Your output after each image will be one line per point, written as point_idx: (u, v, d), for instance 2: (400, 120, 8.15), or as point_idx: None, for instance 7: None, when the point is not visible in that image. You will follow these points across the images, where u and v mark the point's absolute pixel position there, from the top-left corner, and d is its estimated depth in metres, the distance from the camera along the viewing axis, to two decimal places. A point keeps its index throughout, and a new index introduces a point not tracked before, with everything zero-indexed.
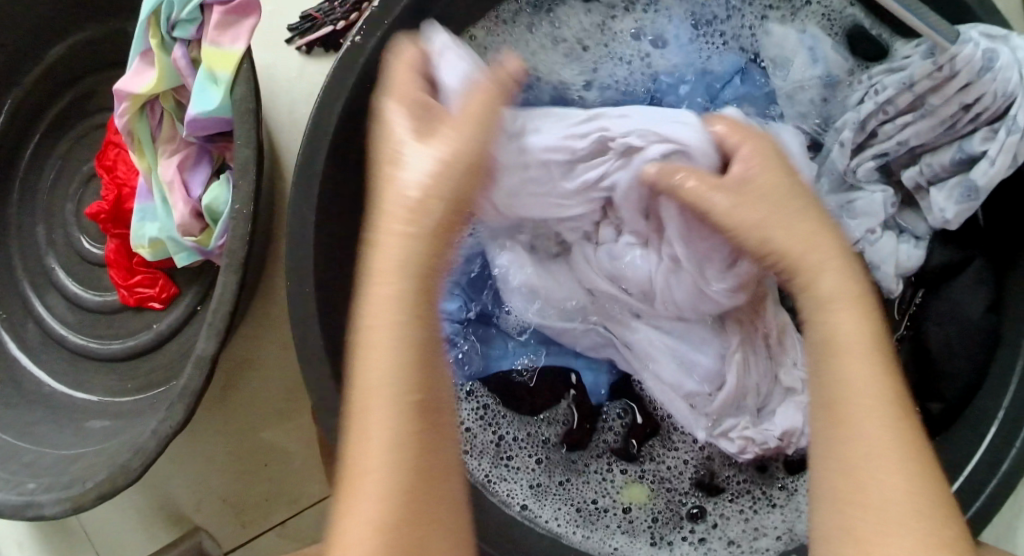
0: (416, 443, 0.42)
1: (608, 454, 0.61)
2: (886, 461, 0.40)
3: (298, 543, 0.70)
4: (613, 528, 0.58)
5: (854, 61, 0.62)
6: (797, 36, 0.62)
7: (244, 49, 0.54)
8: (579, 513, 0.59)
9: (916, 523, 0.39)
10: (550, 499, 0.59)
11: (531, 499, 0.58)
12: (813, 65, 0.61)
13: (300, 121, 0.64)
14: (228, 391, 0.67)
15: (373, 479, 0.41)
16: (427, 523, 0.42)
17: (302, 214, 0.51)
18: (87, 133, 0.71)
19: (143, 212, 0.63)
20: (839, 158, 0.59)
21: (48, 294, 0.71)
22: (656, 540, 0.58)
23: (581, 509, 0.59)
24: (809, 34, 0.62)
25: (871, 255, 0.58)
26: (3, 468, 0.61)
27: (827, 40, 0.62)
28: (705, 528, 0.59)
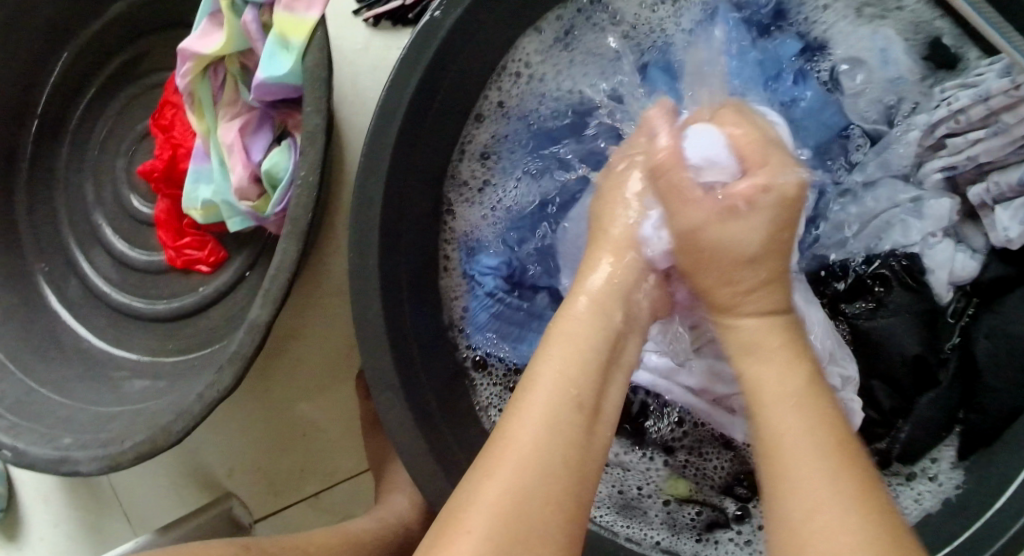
0: (568, 446, 0.44)
1: (668, 448, 0.61)
2: (789, 422, 0.43)
3: (330, 516, 0.69)
4: (659, 520, 0.59)
5: (926, 69, 0.59)
6: (868, 38, 0.60)
7: (318, 17, 0.53)
8: (626, 501, 0.59)
9: (825, 486, 0.40)
10: (602, 484, 0.60)
11: None
12: (882, 67, 0.60)
13: (364, 95, 0.63)
14: (270, 360, 0.66)
15: (518, 454, 0.43)
16: (540, 510, 0.41)
17: (369, 188, 0.50)
18: (142, 91, 0.70)
19: (198, 174, 0.62)
20: (901, 156, 0.60)
21: (92, 250, 0.71)
22: (701, 539, 0.58)
23: (628, 494, 0.60)
24: (881, 36, 0.59)
25: (927, 260, 0.59)
26: (39, 421, 0.60)
27: (898, 43, 0.59)
28: (752, 528, 0.59)
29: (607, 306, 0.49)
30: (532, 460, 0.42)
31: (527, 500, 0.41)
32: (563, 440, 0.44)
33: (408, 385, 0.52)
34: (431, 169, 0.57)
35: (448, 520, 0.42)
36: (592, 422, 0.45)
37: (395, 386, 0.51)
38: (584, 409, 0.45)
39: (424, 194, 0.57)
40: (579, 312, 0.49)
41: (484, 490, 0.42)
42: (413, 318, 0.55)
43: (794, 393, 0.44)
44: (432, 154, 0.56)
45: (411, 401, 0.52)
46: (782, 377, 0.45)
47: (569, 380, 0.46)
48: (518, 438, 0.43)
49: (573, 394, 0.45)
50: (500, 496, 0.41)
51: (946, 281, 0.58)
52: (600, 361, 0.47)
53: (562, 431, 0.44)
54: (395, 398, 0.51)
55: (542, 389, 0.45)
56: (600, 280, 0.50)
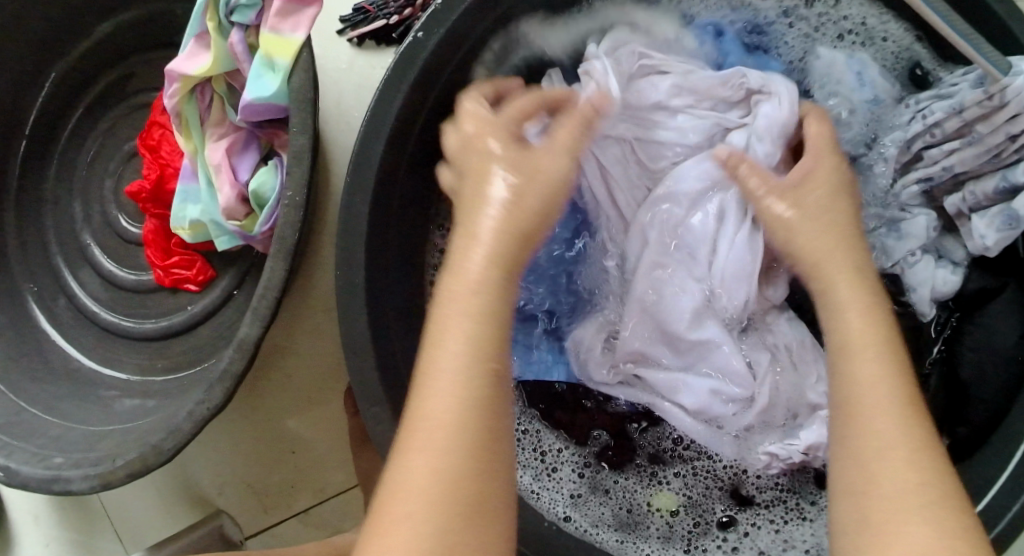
0: (487, 414, 0.43)
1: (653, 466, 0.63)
2: (880, 411, 0.42)
3: (321, 532, 0.70)
4: (649, 534, 0.60)
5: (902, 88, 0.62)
6: (845, 61, 0.62)
7: (303, 37, 0.54)
8: (618, 519, 0.61)
9: (907, 465, 0.41)
10: (591, 505, 0.61)
11: (571, 509, 0.60)
12: (859, 88, 0.62)
13: (349, 113, 0.64)
14: (260, 377, 0.67)
15: (416, 472, 0.42)
16: (465, 517, 0.41)
17: (355, 206, 0.51)
18: (130, 111, 0.71)
19: (185, 194, 0.63)
20: (881, 174, 0.61)
21: (81, 270, 0.71)
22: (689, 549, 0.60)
23: (617, 512, 0.61)
24: (857, 60, 0.62)
25: (908, 277, 0.60)
26: (29, 442, 0.60)
27: (874, 66, 0.62)
28: (738, 535, 0.61)
29: (494, 276, 0.45)
30: (439, 460, 0.42)
31: (461, 484, 0.41)
32: (469, 426, 0.42)
33: (397, 401, 0.53)
34: (417, 186, 0.58)
35: (372, 531, 0.42)
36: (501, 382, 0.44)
37: (383, 402, 0.52)
38: (488, 391, 0.43)
39: (410, 210, 0.58)
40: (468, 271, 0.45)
41: (394, 503, 0.41)
42: (402, 335, 0.56)
43: (878, 397, 0.43)
44: (417, 171, 0.57)
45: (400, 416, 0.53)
46: (875, 370, 0.44)
47: (477, 351, 0.43)
48: (433, 418, 0.43)
49: (474, 376, 0.43)
50: (429, 483, 0.41)
51: (928, 298, 0.59)
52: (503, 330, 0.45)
53: (480, 397, 0.43)
54: (383, 414, 0.52)
55: (450, 359, 0.43)
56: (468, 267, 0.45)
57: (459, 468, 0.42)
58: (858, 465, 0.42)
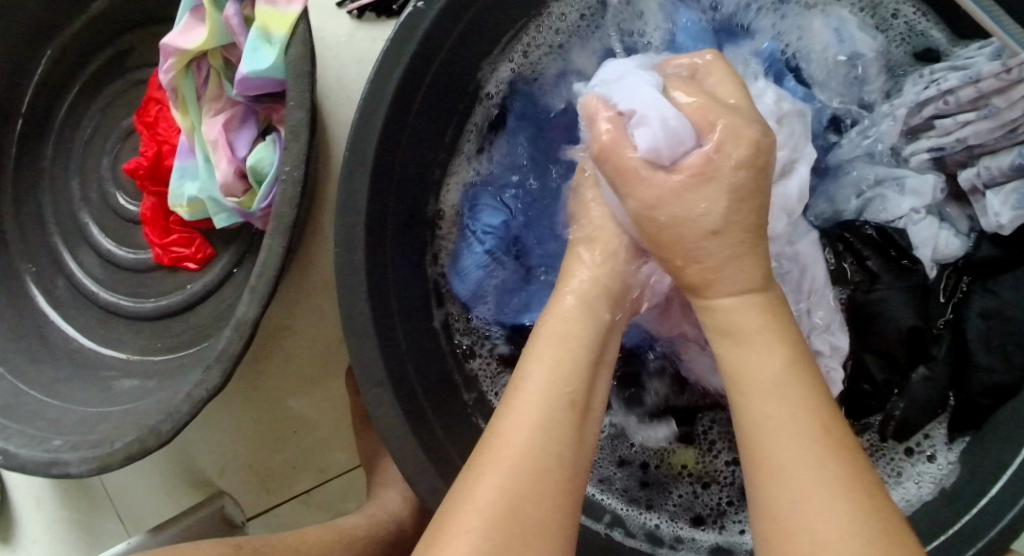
0: (558, 443, 0.43)
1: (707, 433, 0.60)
2: (778, 415, 0.41)
3: (325, 512, 0.70)
4: (681, 507, 0.59)
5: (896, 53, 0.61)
6: (823, 20, 0.61)
7: (300, 10, 0.53)
8: (648, 489, 0.59)
9: (811, 482, 0.39)
10: (618, 474, 0.60)
11: (593, 478, 0.59)
12: (837, 44, 0.61)
13: (349, 87, 0.63)
14: (260, 356, 0.66)
15: (494, 477, 0.42)
16: (536, 524, 0.41)
17: (354, 182, 0.50)
18: (127, 87, 0.70)
19: (183, 170, 0.62)
20: (887, 133, 0.59)
21: (80, 250, 0.70)
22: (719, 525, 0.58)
23: (645, 482, 0.60)
24: (835, 18, 0.61)
25: (912, 233, 0.57)
26: (28, 424, 0.60)
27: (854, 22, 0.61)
28: None
29: (592, 308, 0.48)
30: (521, 468, 0.42)
31: (524, 508, 0.41)
32: (550, 427, 0.44)
33: (397, 379, 0.52)
34: (417, 162, 0.57)
35: (438, 526, 0.42)
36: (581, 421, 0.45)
37: (383, 381, 0.51)
38: (576, 403, 0.45)
39: (410, 187, 0.57)
40: (581, 276, 0.50)
41: (466, 512, 0.41)
42: (402, 315, 0.55)
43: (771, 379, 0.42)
44: (418, 147, 0.56)
45: (400, 395, 0.52)
46: (797, 394, 0.42)
47: (558, 382, 0.45)
48: (501, 441, 0.43)
49: (566, 393, 0.45)
50: (496, 503, 0.41)
51: (930, 258, 0.57)
52: (588, 360, 0.46)
53: (555, 435, 0.43)
54: (384, 393, 0.51)
55: (527, 395, 0.44)
56: (585, 276, 0.50)
57: (529, 479, 0.42)
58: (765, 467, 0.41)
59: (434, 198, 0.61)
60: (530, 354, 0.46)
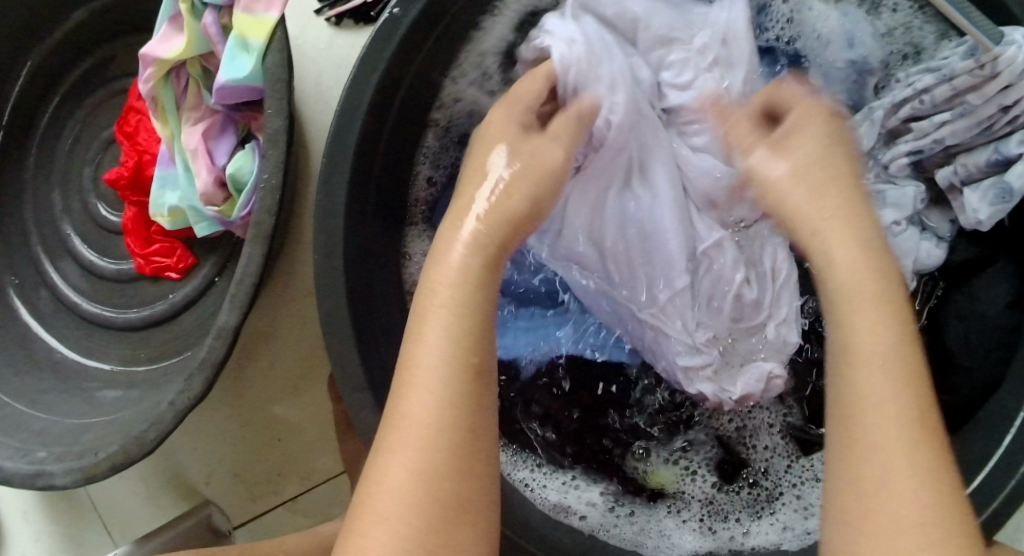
0: (461, 414, 0.43)
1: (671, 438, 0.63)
2: (879, 401, 0.41)
3: (310, 519, 0.69)
4: (661, 514, 0.60)
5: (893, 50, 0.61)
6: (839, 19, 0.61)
7: (277, 16, 0.53)
8: (627, 499, 0.60)
9: (896, 475, 0.39)
10: (594, 486, 0.60)
11: (569, 491, 0.59)
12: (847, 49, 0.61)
13: (328, 94, 0.63)
14: (244, 364, 0.66)
15: (409, 442, 0.42)
16: (453, 495, 0.42)
17: (333, 188, 0.50)
18: (107, 98, 0.70)
19: (163, 180, 0.62)
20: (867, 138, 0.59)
21: (62, 261, 0.70)
22: (702, 529, 0.59)
23: (624, 493, 0.60)
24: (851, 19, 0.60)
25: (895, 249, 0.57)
26: (12, 436, 0.60)
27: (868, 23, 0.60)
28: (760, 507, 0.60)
29: (486, 259, 0.47)
30: (428, 437, 0.42)
31: (439, 479, 0.41)
32: (454, 387, 0.43)
33: (378, 385, 0.52)
34: (396, 167, 0.57)
35: (359, 506, 0.42)
36: (474, 376, 0.44)
37: (365, 387, 0.51)
38: (473, 361, 0.44)
39: (389, 192, 0.57)
40: (465, 229, 0.48)
41: (382, 488, 0.42)
42: (384, 320, 0.55)
43: (885, 367, 0.41)
44: (397, 152, 0.56)
45: (382, 401, 0.52)
46: (877, 375, 0.41)
47: (455, 342, 0.44)
48: (411, 409, 0.43)
49: (460, 354, 0.44)
50: (411, 480, 0.41)
51: (912, 269, 0.57)
52: (485, 315, 0.45)
53: (460, 402, 0.43)
54: (365, 399, 0.51)
55: (426, 359, 0.43)
56: (475, 223, 0.48)
57: (443, 441, 0.42)
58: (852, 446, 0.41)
59: (413, 202, 0.61)
60: (421, 315, 0.45)
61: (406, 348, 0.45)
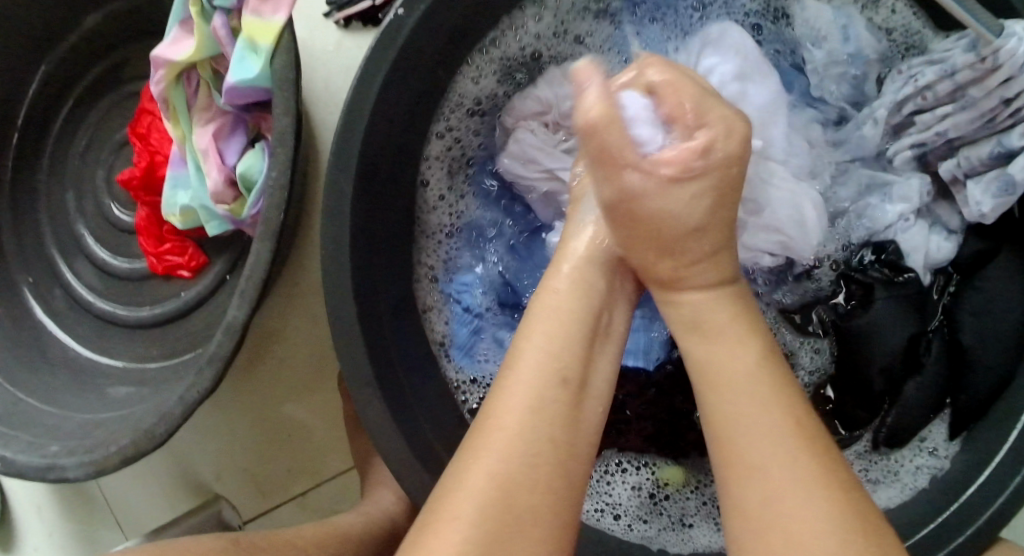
0: (546, 425, 0.45)
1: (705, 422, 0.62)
2: (759, 413, 0.45)
3: (317, 514, 0.70)
4: (680, 511, 0.60)
5: (890, 42, 0.61)
6: (831, 15, 0.61)
7: (285, 19, 0.54)
8: (646, 502, 0.60)
9: (786, 489, 0.43)
10: (612, 485, 0.60)
11: (591, 492, 0.59)
12: (843, 43, 0.61)
13: (336, 95, 0.64)
14: (254, 361, 0.67)
15: (495, 434, 0.45)
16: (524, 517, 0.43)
17: (339, 186, 0.51)
18: (120, 100, 0.71)
19: (175, 180, 0.63)
20: (870, 136, 0.60)
21: (75, 259, 0.71)
22: (721, 527, 0.59)
23: (643, 493, 0.60)
24: (843, 13, 0.61)
25: (902, 242, 0.60)
26: (25, 430, 0.61)
27: (860, 20, 0.61)
28: None
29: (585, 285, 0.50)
30: (516, 448, 0.44)
31: (518, 503, 0.43)
32: (545, 409, 0.46)
33: (385, 379, 0.53)
34: (401, 165, 0.58)
35: (425, 523, 0.43)
36: (563, 396, 0.46)
37: (370, 382, 0.52)
38: (569, 383, 0.47)
39: (395, 190, 0.58)
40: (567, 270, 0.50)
41: (457, 503, 0.43)
42: (390, 318, 0.56)
43: (745, 376, 0.46)
44: (402, 149, 0.57)
45: (388, 394, 0.53)
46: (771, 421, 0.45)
47: (555, 360, 0.47)
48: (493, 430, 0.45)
49: (556, 369, 0.47)
50: (485, 486, 0.43)
51: (922, 263, 0.59)
52: (583, 333, 0.49)
53: (546, 412, 0.46)
54: (372, 393, 0.52)
55: (513, 395, 0.46)
56: (572, 264, 0.51)
57: (520, 446, 0.44)
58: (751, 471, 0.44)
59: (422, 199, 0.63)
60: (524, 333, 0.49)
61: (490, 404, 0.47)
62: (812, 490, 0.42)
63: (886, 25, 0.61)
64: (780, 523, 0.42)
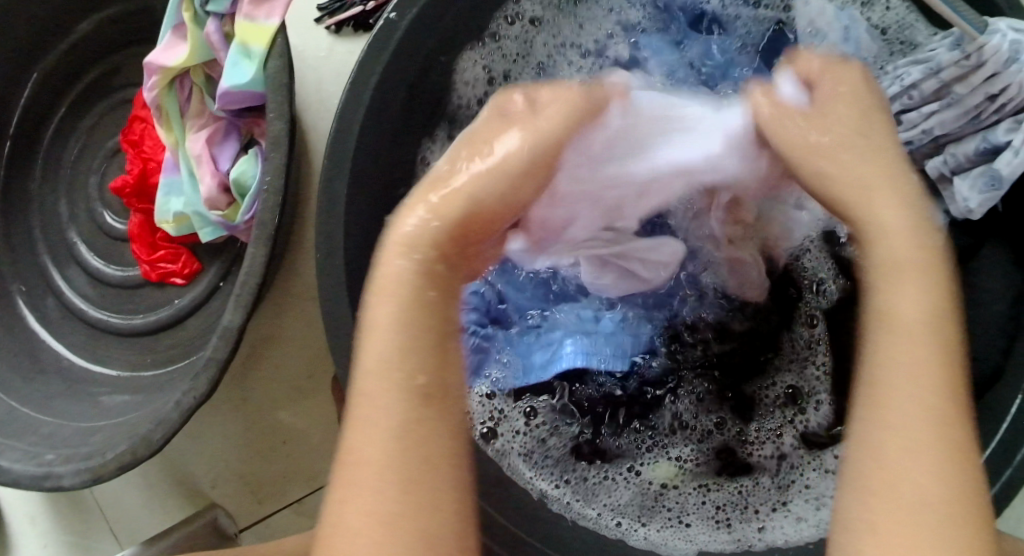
0: (420, 445, 0.40)
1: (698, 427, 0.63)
2: (917, 360, 0.41)
3: (314, 520, 0.70)
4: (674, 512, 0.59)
5: (885, 44, 0.62)
6: (835, 13, 0.62)
7: (277, 23, 0.54)
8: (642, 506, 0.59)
9: (930, 464, 0.39)
10: (601, 492, 0.59)
11: (579, 499, 0.58)
12: (845, 42, 0.61)
13: (328, 101, 0.64)
14: (249, 368, 0.67)
15: (366, 464, 0.40)
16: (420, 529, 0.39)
17: (333, 188, 0.51)
18: (113, 108, 0.71)
19: (168, 186, 0.63)
20: None
21: (68, 267, 0.71)
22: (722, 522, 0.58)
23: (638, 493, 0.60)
24: (846, 14, 0.62)
25: None
26: (20, 439, 0.60)
27: (862, 22, 0.62)
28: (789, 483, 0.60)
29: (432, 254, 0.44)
30: (386, 463, 0.40)
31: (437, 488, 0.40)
32: (418, 412, 0.41)
33: None
34: (396, 167, 0.58)
35: None
36: (438, 406, 0.41)
37: None
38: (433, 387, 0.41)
39: (390, 191, 0.58)
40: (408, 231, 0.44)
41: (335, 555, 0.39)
42: None
43: (915, 318, 0.41)
44: (395, 152, 0.57)
45: None
46: (915, 366, 0.40)
47: (410, 366, 0.41)
48: (364, 453, 0.40)
49: (406, 368, 0.41)
50: (365, 523, 0.39)
51: None
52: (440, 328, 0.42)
53: (417, 425, 0.41)
54: None
55: (375, 414, 0.40)
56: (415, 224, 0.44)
57: (436, 432, 0.41)
58: (882, 413, 0.40)
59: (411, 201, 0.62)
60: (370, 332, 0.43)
61: (355, 423, 0.41)
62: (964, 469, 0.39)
63: (879, 21, 0.62)
64: (912, 489, 0.38)
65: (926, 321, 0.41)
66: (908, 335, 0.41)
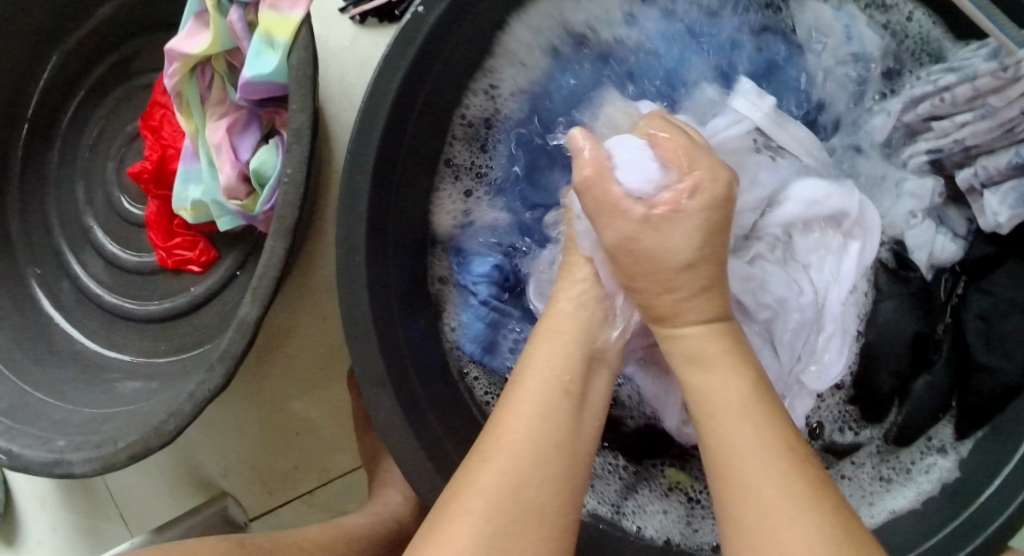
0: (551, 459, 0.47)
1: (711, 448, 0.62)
2: (741, 426, 0.45)
3: (326, 513, 0.70)
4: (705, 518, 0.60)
5: (893, 41, 0.61)
6: (833, 15, 0.61)
7: (301, 15, 0.53)
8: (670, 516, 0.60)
9: (770, 515, 0.42)
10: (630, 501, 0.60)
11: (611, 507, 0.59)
12: (847, 42, 0.61)
13: (350, 92, 0.63)
14: (264, 358, 0.66)
15: (505, 450, 0.46)
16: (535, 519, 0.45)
17: (355, 183, 0.51)
18: (133, 92, 0.71)
19: (187, 174, 0.62)
20: (879, 127, 0.61)
21: (84, 252, 0.71)
22: None
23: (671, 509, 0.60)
24: (846, 13, 0.61)
25: (908, 240, 0.59)
26: (33, 424, 0.60)
27: (863, 18, 0.61)
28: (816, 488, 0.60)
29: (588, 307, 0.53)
30: (521, 459, 0.46)
31: (547, 510, 0.45)
32: (547, 424, 0.48)
33: (399, 380, 0.52)
34: (418, 163, 0.58)
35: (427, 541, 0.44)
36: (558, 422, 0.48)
37: (384, 381, 0.52)
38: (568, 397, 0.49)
39: (411, 188, 0.57)
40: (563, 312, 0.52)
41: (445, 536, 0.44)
42: (404, 324, 0.56)
43: (732, 397, 0.46)
44: (418, 148, 0.57)
45: (402, 394, 0.53)
46: (748, 431, 0.45)
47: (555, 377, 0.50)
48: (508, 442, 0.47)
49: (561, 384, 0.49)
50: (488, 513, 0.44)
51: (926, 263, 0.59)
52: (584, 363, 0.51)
53: (547, 443, 0.47)
54: (387, 394, 0.52)
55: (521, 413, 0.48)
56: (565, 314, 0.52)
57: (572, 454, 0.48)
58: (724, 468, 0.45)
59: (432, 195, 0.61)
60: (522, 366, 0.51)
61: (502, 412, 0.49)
62: (798, 522, 0.41)
63: (898, 28, 0.61)
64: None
65: (740, 402, 0.46)
66: (717, 408, 0.46)
